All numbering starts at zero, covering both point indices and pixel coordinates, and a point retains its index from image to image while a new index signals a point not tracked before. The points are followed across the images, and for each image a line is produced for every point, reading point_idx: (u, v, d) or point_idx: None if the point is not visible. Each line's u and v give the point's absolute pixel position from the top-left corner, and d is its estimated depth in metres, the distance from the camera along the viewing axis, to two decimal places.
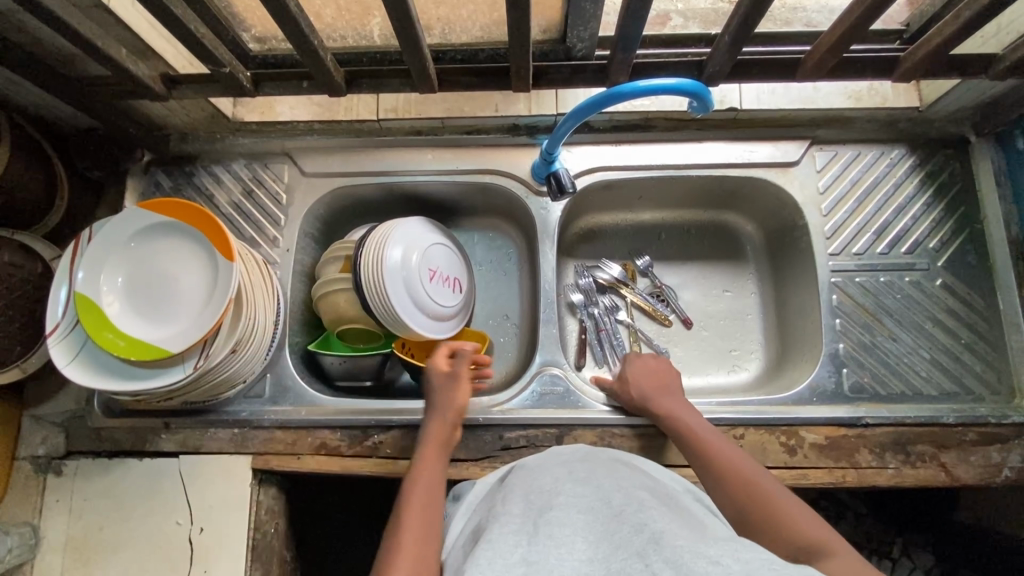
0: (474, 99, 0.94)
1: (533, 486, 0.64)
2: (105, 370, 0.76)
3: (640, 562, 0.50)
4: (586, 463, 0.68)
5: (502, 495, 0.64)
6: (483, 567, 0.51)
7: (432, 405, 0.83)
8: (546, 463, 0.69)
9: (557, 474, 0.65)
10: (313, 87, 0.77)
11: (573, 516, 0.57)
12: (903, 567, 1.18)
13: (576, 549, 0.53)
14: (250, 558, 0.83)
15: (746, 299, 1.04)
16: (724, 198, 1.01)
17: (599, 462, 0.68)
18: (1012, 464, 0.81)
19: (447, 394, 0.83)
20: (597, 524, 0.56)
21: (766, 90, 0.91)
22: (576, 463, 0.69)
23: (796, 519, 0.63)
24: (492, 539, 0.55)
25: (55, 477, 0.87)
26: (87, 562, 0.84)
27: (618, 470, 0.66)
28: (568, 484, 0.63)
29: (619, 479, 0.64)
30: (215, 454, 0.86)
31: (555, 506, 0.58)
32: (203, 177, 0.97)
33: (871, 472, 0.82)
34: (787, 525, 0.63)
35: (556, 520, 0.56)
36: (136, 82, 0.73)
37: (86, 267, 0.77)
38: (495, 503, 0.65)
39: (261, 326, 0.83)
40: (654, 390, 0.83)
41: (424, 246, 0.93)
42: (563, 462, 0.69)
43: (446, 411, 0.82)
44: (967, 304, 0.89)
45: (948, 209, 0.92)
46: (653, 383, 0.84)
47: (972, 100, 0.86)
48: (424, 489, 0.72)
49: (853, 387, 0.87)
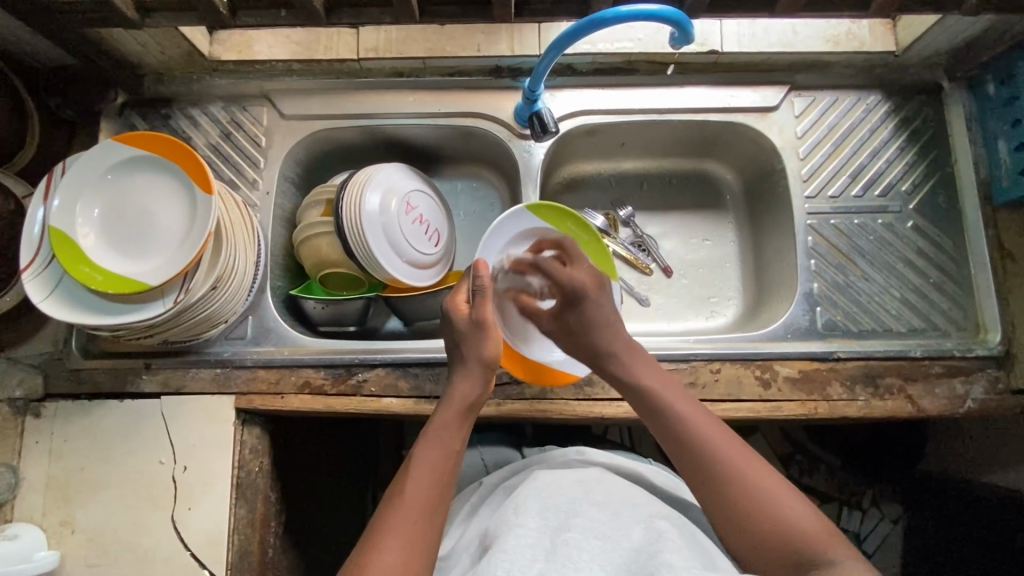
0: (456, 39, 0.92)
1: (551, 502, 0.68)
2: (82, 305, 0.75)
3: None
4: (602, 484, 0.71)
5: (514, 507, 0.68)
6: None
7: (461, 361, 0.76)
8: (562, 478, 0.72)
9: (573, 492, 0.69)
10: (292, 17, 0.77)
11: (590, 542, 0.62)
12: (872, 517, 1.24)
13: (590, 572, 0.58)
14: (235, 495, 0.84)
15: (725, 247, 1.06)
16: (704, 145, 1.02)
17: (613, 485, 0.71)
18: (974, 396, 0.85)
19: (476, 345, 0.75)
20: (614, 549, 0.61)
21: (747, 32, 0.91)
22: (591, 481, 0.72)
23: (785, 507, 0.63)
24: (508, 552, 0.61)
25: (34, 419, 0.86)
26: (70, 504, 0.84)
27: (631, 491, 0.71)
28: (585, 505, 0.67)
29: (633, 503, 0.68)
30: (198, 394, 0.86)
31: (572, 529, 0.63)
32: (180, 119, 0.95)
33: (841, 404, 0.85)
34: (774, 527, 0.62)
35: (573, 543, 0.61)
36: (107, 6, 0.71)
37: (61, 199, 0.76)
38: (505, 509, 0.69)
39: (241, 265, 0.83)
40: (594, 345, 0.77)
41: (399, 198, 0.92)
42: (580, 478, 0.72)
43: (478, 357, 0.75)
44: (935, 245, 0.91)
45: (921, 153, 0.94)
46: (596, 336, 0.77)
47: (946, 42, 0.88)
48: (436, 454, 0.69)
49: (826, 324, 0.89)
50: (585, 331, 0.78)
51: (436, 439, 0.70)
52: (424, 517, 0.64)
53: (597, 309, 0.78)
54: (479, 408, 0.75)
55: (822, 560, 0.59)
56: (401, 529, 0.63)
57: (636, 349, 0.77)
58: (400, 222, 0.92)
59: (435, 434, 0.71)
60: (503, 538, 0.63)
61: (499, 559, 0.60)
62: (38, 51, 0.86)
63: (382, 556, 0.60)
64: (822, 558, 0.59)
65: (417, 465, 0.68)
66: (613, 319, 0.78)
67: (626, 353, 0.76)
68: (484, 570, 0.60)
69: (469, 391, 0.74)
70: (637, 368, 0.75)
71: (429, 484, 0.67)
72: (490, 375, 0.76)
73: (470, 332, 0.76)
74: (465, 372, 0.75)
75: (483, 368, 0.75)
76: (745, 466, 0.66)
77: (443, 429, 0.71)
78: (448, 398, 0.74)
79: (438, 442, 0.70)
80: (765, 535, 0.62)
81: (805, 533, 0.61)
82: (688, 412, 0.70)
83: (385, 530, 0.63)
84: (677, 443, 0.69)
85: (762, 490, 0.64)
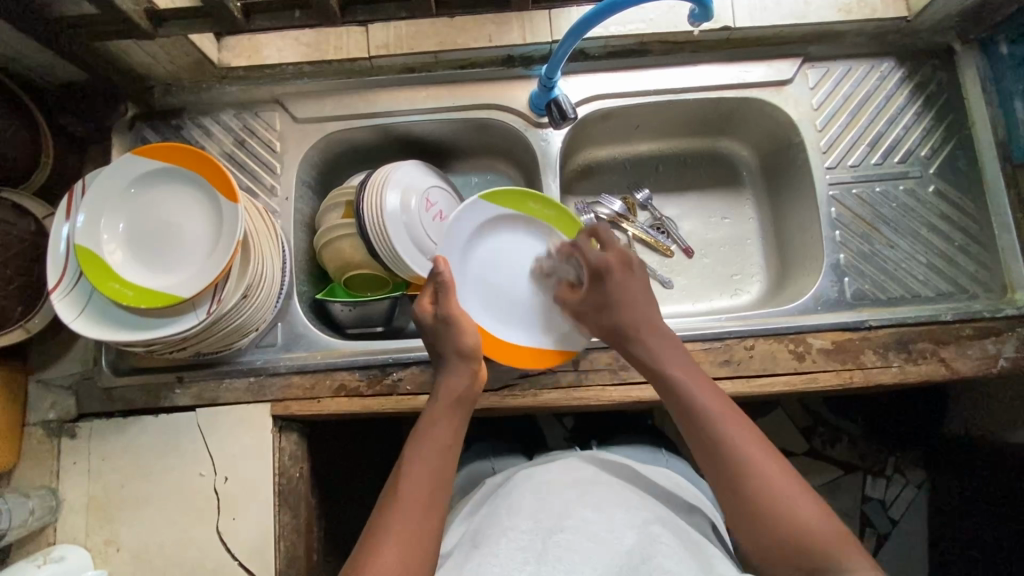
0: (467, 30, 0.92)
1: (545, 503, 0.68)
2: (114, 322, 0.74)
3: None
4: (595, 485, 0.71)
5: (509, 507, 0.69)
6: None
7: (443, 356, 0.77)
8: (556, 480, 0.72)
9: (567, 493, 0.69)
10: (307, 17, 0.76)
11: (584, 543, 0.62)
12: (896, 484, 1.26)
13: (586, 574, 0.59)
14: (279, 503, 0.84)
15: (745, 224, 1.06)
16: (718, 123, 1.02)
17: (608, 486, 0.71)
18: (1007, 355, 0.85)
19: (452, 339, 0.76)
20: (608, 551, 0.61)
21: (759, 6, 0.91)
22: (585, 483, 0.72)
23: (801, 510, 0.60)
24: (500, 555, 0.62)
25: (70, 440, 0.86)
26: (114, 522, 0.83)
27: (622, 490, 0.71)
28: (579, 505, 0.67)
29: (627, 501, 0.68)
30: (233, 404, 0.86)
31: (566, 528, 0.63)
32: (192, 129, 0.94)
33: (876, 371, 0.85)
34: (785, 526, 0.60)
35: (567, 543, 0.62)
36: (121, 18, 0.70)
37: (84, 215, 0.75)
38: (500, 508, 0.70)
39: (269, 271, 0.82)
40: (618, 324, 0.78)
41: (419, 198, 0.92)
42: (575, 479, 0.72)
43: (457, 348, 0.76)
44: (958, 209, 0.92)
45: (938, 117, 0.94)
46: (626, 317, 0.78)
47: (959, 4, 0.88)
48: (428, 446, 0.69)
49: (855, 293, 0.89)
50: (612, 306, 0.79)
51: (430, 434, 0.70)
52: (421, 517, 0.63)
53: (617, 288, 0.80)
54: (470, 402, 0.75)
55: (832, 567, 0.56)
56: (400, 527, 0.62)
57: (670, 338, 0.76)
58: (421, 219, 0.91)
59: (428, 429, 0.71)
60: (493, 540, 0.64)
61: (490, 563, 0.62)
62: (45, 69, 0.85)
63: (382, 553, 0.59)
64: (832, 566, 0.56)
65: (410, 459, 0.68)
66: (644, 292, 0.80)
67: (657, 341, 0.76)
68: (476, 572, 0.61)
69: (457, 385, 0.75)
70: (664, 355, 0.74)
71: (427, 481, 0.66)
72: (474, 367, 0.76)
73: (441, 329, 0.77)
74: (452, 369, 0.76)
75: (464, 360, 0.76)
76: (761, 461, 0.64)
77: (436, 422, 0.71)
78: (439, 392, 0.75)
79: (433, 436, 0.70)
80: (781, 538, 0.59)
81: (816, 531, 0.59)
82: (721, 421, 0.66)
83: (382, 535, 0.61)
84: (693, 422, 0.68)
85: (777, 493, 0.61)
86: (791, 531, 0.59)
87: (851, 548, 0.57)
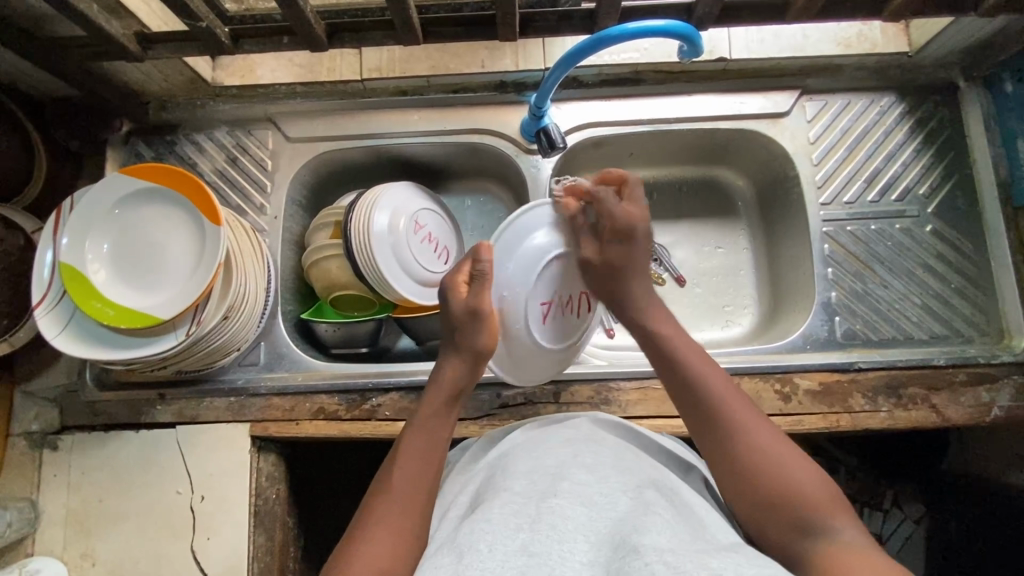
0: (460, 55, 0.92)
1: (538, 465, 0.62)
2: (95, 339, 0.75)
3: (638, 559, 0.49)
4: (593, 446, 0.65)
5: (503, 471, 0.63)
6: (484, 555, 0.52)
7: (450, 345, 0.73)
8: (551, 439, 0.67)
9: (562, 456, 0.63)
10: (294, 44, 0.76)
11: (577, 509, 0.55)
12: (894, 518, 1.18)
13: (577, 544, 0.53)
14: (253, 523, 0.83)
15: (739, 254, 1.04)
16: (714, 152, 1.01)
17: (607, 446, 0.65)
18: (1000, 403, 0.83)
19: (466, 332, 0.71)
20: (600, 519, 0.55)
21: (755, 38, 0.90)
22: (582, 443, 0.65)
23: (796, 471, 0.59)
24: (492, 519, 0.55)
25: (51, 452, 0.86)
26: (90, 536, 0.84)
27: (623, 452, 0.65)
28: (574, 469, 0.60)
29: (624, 464, 0.62)
30: (213, 423, 0.86)
31: (560, 491, 0.57)
32: (185, 145, 0.94)
33: (864, 416, 0.83)
34: (780, 484, 0.58)
35: (559, 509, 0.55)
36: (111, 42, 0.71)
37: (70, 234, 0.75)
38: (492, 474, 0.64)
39: (252, 291, 0.82)
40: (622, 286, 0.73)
41: (410, 222, 0.91)
42: (569, 439, 0.66)
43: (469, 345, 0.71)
44: (955, 249, 0.89)
45: (937, 156, 0.92)
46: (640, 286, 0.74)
47: (962, 42, 0.86)
48: (423, 439, 0.67)
49: (846, 334, 0.88)
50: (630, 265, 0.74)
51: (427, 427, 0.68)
52: (412, 507, 0.61)
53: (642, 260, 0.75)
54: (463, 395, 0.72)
55: (825, 529, 0.55)
56: (388, 517, 0.60)
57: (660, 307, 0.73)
58: (409, 241, 0.91)
59: (424, 422, 0.68)
60: (488, 504, 0.58)
61: (480, 529, 0.54)
62: (42, 85, 0.86)
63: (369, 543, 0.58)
64: (824, 525, 0.55)
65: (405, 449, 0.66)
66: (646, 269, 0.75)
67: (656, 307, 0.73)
68: (467, 540, 0.54)
69: (456, 377, 0.71)
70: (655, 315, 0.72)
71: (420, 474, 0.64)
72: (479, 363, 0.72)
73: (467, 320, 0.71)
74: (459, 360, 0.72)
75: (472, 355, 0.71)
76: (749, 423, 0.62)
77: (430, 416, 0.69)
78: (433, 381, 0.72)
79: (426, 429, 0.68)
80: (785, 512, 0.57)
81: (809, 495, 0.57)
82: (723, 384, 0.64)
83: (364, 536, 0.59)
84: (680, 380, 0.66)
85: (776, 461, 0.59)
86: (782, 483, 0.58)
87: (838, 510, 0.56)
